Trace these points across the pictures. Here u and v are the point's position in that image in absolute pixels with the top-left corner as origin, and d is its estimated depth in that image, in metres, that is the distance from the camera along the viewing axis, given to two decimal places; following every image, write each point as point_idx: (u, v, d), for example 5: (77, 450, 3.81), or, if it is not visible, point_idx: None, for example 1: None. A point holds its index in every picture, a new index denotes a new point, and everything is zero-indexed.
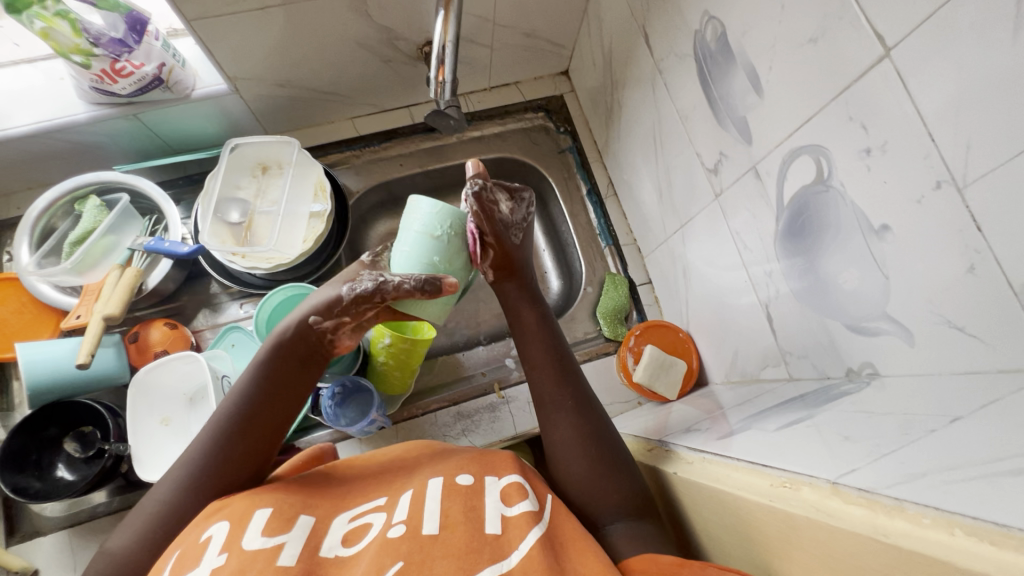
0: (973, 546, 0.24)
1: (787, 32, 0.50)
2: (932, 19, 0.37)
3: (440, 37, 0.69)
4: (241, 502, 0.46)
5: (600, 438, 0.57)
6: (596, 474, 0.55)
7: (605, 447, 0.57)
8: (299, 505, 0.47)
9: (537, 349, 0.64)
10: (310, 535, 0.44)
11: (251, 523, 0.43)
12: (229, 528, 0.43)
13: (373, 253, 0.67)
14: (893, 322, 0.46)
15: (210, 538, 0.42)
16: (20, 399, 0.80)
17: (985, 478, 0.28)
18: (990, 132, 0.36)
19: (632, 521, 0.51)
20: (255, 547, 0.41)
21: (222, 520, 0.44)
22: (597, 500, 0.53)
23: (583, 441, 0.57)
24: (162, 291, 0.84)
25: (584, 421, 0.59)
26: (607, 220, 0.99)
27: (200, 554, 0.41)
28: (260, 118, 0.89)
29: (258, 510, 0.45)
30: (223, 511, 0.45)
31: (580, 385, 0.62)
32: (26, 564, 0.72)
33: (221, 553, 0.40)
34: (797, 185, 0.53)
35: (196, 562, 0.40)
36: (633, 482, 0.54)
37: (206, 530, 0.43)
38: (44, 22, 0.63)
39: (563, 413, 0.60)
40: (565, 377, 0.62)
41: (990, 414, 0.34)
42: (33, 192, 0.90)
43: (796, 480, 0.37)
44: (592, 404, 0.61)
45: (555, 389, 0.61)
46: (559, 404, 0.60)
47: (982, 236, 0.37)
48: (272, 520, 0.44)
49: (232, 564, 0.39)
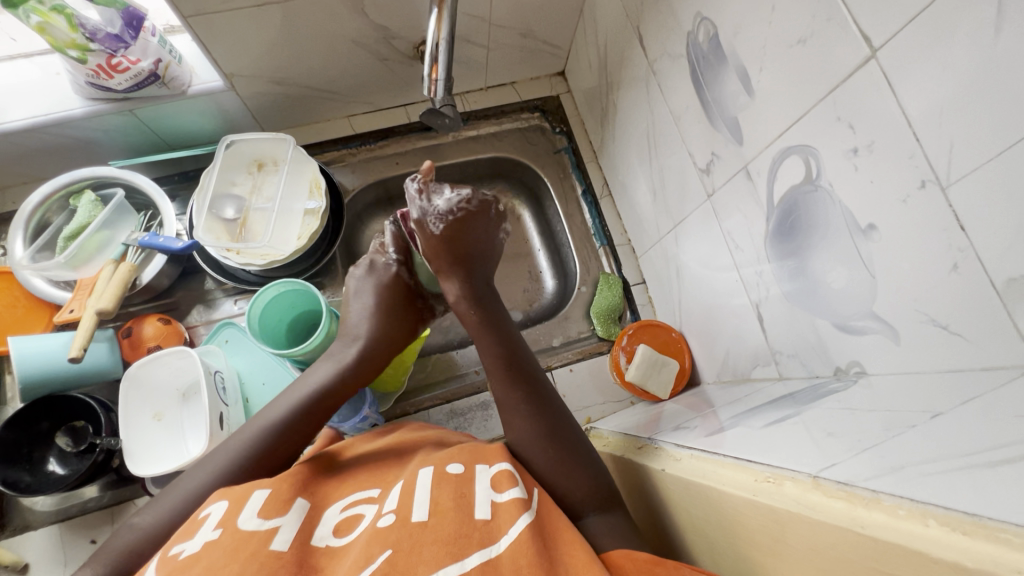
0: (946, 535, 0.25)
1: (777, 33, 0.50)
2: (918, 19, 0.38)
3: (434, 35, 0.69)
4: (238, 486, 0.46)
5: (559, 435, 0.58)
6: (556, 473, 0.55)
7: (564, 446, 0.57)
8: (297, 488, 0.47)
9: (489, 352, 0.64)
10: (304, 521, 0.44)
11: (248, 503, 0.43)
12: (227, 507, 0.43)
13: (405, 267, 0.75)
14: (880, 321, 0.46)
15: (207, 516, 0.43)
16: (13, 393, 0.80)
17: (963, 470, 0.28)
18: (973, 131, 0.36)
19: (601, 514, 0.51)
20: (250, 528, 0.41)
21: (220, 500, 0.45)
22: (558, 497, 0.54)
23: (538, 442, 0.57)
24: (156, 286, 0.84)
25: (540, 421, 0.59)
26: (602, 220, 0.99)
27: (196, 529, 0.41)
28: (256, 115, 0.89)
29: (256, 492, 0.45)
30: (224, 491, 0.46)
31: (534, 384, 0.62)
32: (17, 558, 0.72)
33: (217, 529, 0.41)
34: (787, 184, 0.54)
35: (191, 536, 0.41)
36: (596, 478, 0.54)
37: (206, 508, 0.44)
38: (41, 17, 0.63)
39: (518, 413, 0.60)
40: (517, 378, 0.62)
41: (971, 409, 0.34)
42: (29, 187, 0.90)
43: (780, 474, 0.37)
44: (548, 403, 0.61)
45: (507, 393, 0.61)
46: (513, 407, 0.60)
47: (965, 234, 0.38)
48: (268, 502, 0.44)
49: (225, 541, 0.39)
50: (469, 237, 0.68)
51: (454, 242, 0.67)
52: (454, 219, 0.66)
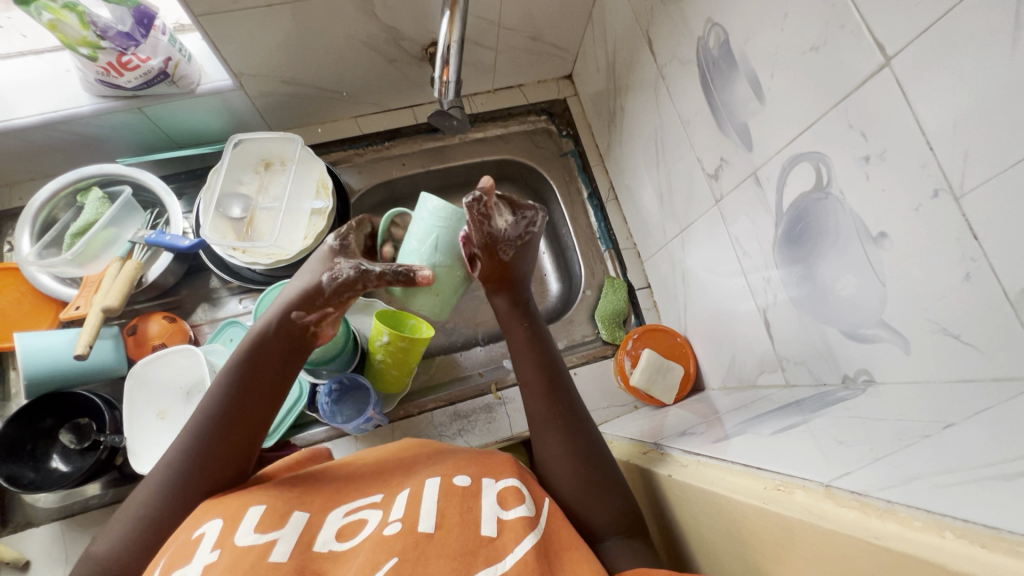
0: (963, 548, 0.24)
1: (790, 39, 0.50)
2: (931, 29, 0.38)
3: (445, 37, 0.68)
4: (233, 501, 0.46)
5: (590, 457, 0.57)
6: (584, 495, 0.54)
7: (596, 466, 0.56)
8: (292, 502, 0.47)
9: (529, 366, 0.64)
10: (303, 529, 0.43)
11: (243, 522, 0.43)
12: (222, 526, 0.43)
13: (341, 234, 0.66)
14: (889, 330, 0.46)
15: (202, 536, 0.42)
16: (16, 389, 0.80)
17: (976, 482, 0.28)
18: (988, 142, 0.36)
19: (622, 539, 0.52)
20: (248, 542, 0.41)
21: (214, 519, 0.44)
22: (584, 518, 0.53)
23: (572, 462, 0.56)
24: (162, 284, 0.84)
25: (576, 439, 0.58)
26: (607, 224, 0.99)
27: (191, 551, 0.40)
28: (265, 115, 0.90)
29: (251, 508, 0.45)
30: (215, 509, 0.45)
31: (570, 402, 0.62)
32: (18, 555, 0.72)
33: (213, 551, 0.40)
34: (797, 191, 0.54)
35: (188, 559, 0.39)
36: (620, 500, 0.54)
37: (199, 528, 0.43)
38: (52, 14, 0.63)
39: (554, 430, 0.59)
40: (556, 395, 0.62)
41: (983, 421, 0.34)
42: (37, 183, 0.90)
43: (789, 482, 0.37)
44: (584, 422, 0.61)
45: (545, 407, 0.61)
46: (549, 423, 0.60)
47: (978, 244, 0.38)
48: (265, 517, 0.44)
49: (224, 560, 0.39)
50: (522, 258, 0.71)
51: (511, 265, 0.70)
52: (520, 243, 0.69)
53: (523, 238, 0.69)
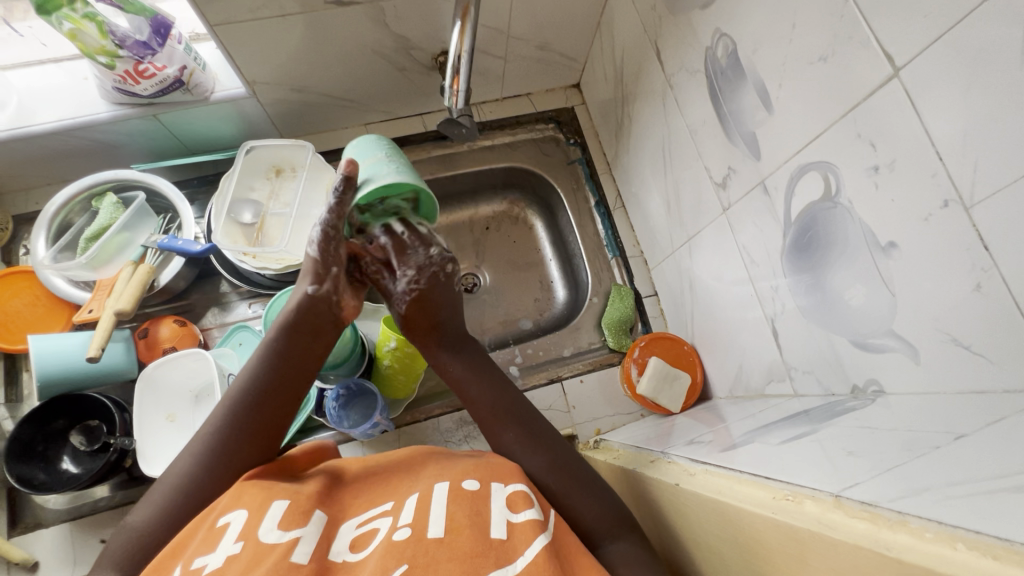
0: (975, 560, 0.24)
1: (798, 50, 0.50)
2: (940, 41, 0.38)
3: (456, 48, 0.69)
4: (256, 492, 0.46)
5: (568, 463, 0.57)
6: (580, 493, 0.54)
7: (573, 473, 0.56)
8: (313, 501, 0.47)
9: (480, 390, 0.61)
10: (322, 536, 0.43)
11: (268, 514, 0.44)
12: (247, 516, 0.43)
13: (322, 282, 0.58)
14: (900, 339, 0.46)
15: (226, 525, 0.43)
16: (29, 390, 0.81)
17: (988, 494, 0.28)
18: (998, 154, 0.36)
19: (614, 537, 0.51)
20: (271, 540, 0.41)
21: (239, 508, 0.45)
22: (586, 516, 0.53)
23: (552, 471, 0.56)
24: (173, 288, 0.85)
25: (544, 451, 0.57)
26: (615, 232, 0.99)
27: (216, 540, 0.42)
28: (276, 122, 0.91)
29: (275, 501, 0.45)
30: (242, 497, 0.46)
31: (529, 416, 0.61)
32: (27, 556, 0.72)
33: (236, 542, 0.41)
34: (805, 201, 0.54)
35: (213, 547, 0.41)
36: (603, 503, 0.54)
37: (224, 515, 0.44)
38: (72, 23, 0.65)
39: (523, 446, 0.58)
40: (507, 421, 0.60)
41: (994, 432, 0.34)
42: (53, 188, 0.92)
43: (799, 493, 0.37)
44: (545, 430, 0.60)
45: (505, 429, 0.59)
46: (515, 444, 0.58)
47: (989, 254, 0.38)
48: (287, 513, 0.44)
49: (246, 554, 0.40)
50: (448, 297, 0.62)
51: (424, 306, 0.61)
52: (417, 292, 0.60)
53: (438, 273, 0.60)
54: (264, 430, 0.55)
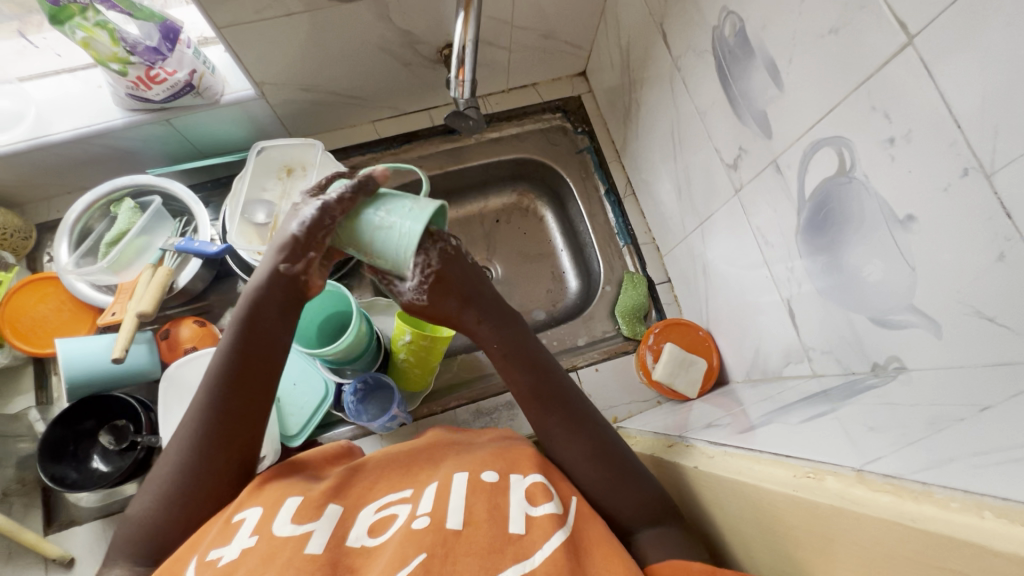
0: (1003, 527, 0.24)
1: (808, 24, 0.49)
2: (955, 6, 0.37)
3: (460, 38, 0.69)
4: (274, 490, 0.48)
5: (607, 451, 0.55)
6: (605, 489, 0.54)
7: (614, 461, 0.55)
8: (330, 495, 0.48)
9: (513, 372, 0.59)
10: (337, 525, 0.44)
11: (282, 510, 0.45)
12: (262, 513, 0.45)
13: (291, 262, 0.55)
14: (921, 314, 0.45)
15: (242, 521, 0.44)
16: (59, 393, 0.84)
17: (1013, 462, 0.27)
18: (1019, 120, 0.35)
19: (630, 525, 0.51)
20: (285, 534, 0.42)
21: (255, 506, 0.46)
22: (613, 513, 0.53)
23: (586, 462, 0.55)
24: (191, 290, 0.86)
25: (583, 438, 0.56)
26: (626, 219, 0.98)
27: (232, 533, 0.43)
28: (286, 122, 0.92)
29: (290, 499, 0.46)
30: (261, 496, 0.47)
31: (567, 398, 0.59)
32: (63, 552, 0.75)
33: (252, 536, 0.42)
34: (820, 176, 0.53)
35: (229, 540, 0.42)
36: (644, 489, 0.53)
37: (240, 512, 0.45)
38: (85, 32, 0.66)
39: (563, 432, 0.57)
40: (545, 406, 0.58)
41: (1020, 402, 0.33)
42: (72, 196, 0.94)
43: (819, 469, 0.37)
44: (582, 413, 0.58)
45: (544, 415, 0.58)
46: (553, 429, 0.57)
47: (1012, 223, 0.37)
48: (302, 508, 0.45)
49: (260, 547, 0.41)
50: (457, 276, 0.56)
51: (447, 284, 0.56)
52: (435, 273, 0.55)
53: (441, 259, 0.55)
54: (246, 414, 0.55)
